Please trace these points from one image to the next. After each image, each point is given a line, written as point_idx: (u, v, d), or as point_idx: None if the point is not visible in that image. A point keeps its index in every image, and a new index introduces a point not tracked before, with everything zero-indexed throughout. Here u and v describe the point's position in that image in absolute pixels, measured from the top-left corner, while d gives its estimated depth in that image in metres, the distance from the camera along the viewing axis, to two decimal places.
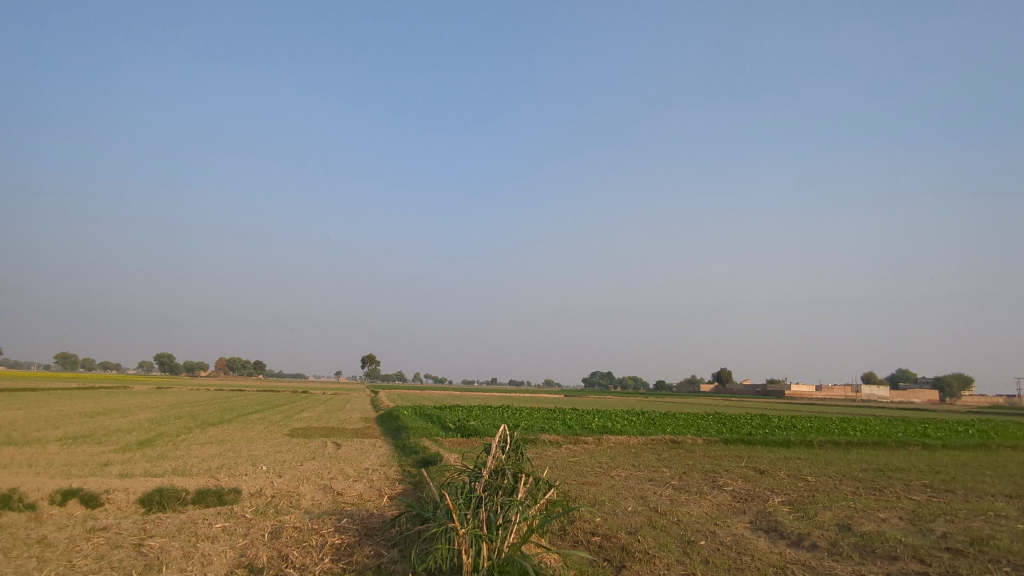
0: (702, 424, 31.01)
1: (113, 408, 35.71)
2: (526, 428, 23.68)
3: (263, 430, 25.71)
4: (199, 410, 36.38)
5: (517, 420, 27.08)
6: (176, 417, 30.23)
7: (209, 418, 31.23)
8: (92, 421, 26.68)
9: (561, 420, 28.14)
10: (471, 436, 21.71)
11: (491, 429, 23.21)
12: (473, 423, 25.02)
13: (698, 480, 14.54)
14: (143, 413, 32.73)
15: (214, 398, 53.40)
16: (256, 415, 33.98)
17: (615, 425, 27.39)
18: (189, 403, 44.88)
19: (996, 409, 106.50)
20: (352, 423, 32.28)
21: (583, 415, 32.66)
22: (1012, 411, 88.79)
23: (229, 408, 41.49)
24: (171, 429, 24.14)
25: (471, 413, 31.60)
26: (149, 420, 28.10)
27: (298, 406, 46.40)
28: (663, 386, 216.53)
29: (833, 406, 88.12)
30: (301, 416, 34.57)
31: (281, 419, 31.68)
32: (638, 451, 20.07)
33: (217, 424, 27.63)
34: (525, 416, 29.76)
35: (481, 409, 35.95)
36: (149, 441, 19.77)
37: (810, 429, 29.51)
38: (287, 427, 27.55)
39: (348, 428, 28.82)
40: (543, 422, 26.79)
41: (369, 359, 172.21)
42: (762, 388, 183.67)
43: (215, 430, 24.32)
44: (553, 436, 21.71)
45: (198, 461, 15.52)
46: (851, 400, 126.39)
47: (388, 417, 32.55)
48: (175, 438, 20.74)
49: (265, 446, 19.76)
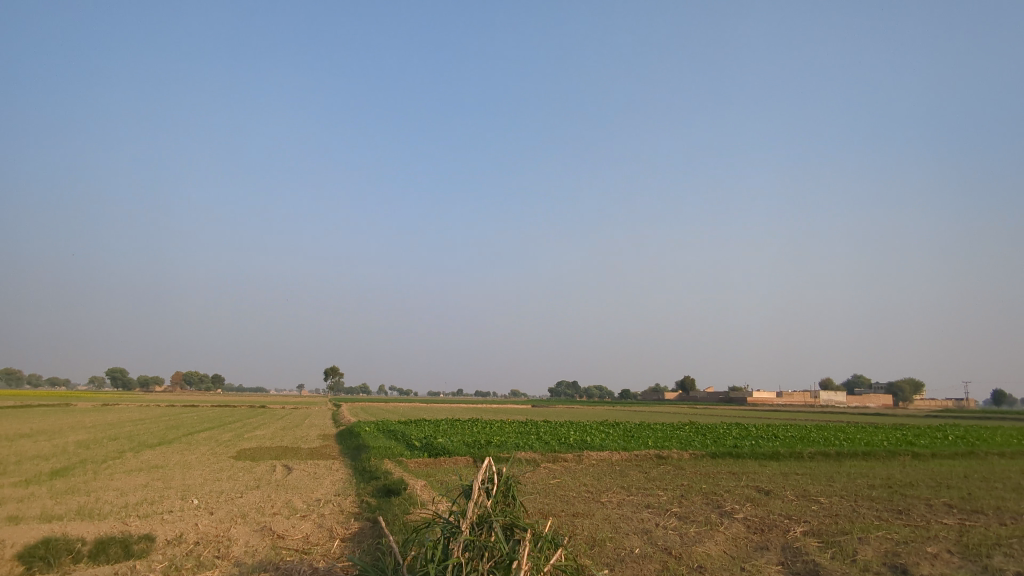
0: (684, 436, 29.46)
1: (42, 429, 32.42)
2: (500, 445, 21.71)
3: (206, 452, 23.12)
4: (139, 430, 33.33)
5: (488, 435, 25.13)
6: (110, 439, 27.31)
7: (148, 438, 28.38)
8: (7, 446, 23.63)
9: (535, 434, 26.20)
10: (439, 455, 19.67)
11: (461, 447, 21.19)
12: (442, 440, 22.93)
13: (701, 505, 12.76)
14: (74, 434, 29.63)
15: (160, 415, 49.92)
16: (201, 434, 31.19)
17: (593, 438, 25.64)
18: (130, 421, 41.49)
19: (952, 412, 109.01)
20: (309, 441, 29.77)
21: (558, 428, 30.77)
22: (970, 415, 90.55)
23: (176, 426, 38.40)
24: (98, 454, 21.41)
25: (438, 428, 29.49)
26: (76, 443, 25.14)
27: (252, 422, 43.41)
28: (629, 394, 216.55)
29: (800, 413, 88.23)
30: (253, 434, 31.91)
31: (230, 439, 28.97)
32: (623, 469, 18.29)
33: (155, 446, 24.95)
34: (498, 430, 27.80)
35: (448, 422, 33.81)
36: (65, 469, 17.11)
37: (794, 439, 28.26)
38: (234, 448, 25.01)
39: (303, 447, 26.38)
40: (517, 436, 24.89)
41: (331, 371, 168.33)
42: (725, 395, 185.32)
43: (149, 454, 21.65)
44: (530, 455, 19.79)
45: (114, 495, 13.10)
46: (815, 406, 127.59)
47: (349, 434, 30.21)
48: (98, 465, 18.10)
49: (203, 472, 17.34)
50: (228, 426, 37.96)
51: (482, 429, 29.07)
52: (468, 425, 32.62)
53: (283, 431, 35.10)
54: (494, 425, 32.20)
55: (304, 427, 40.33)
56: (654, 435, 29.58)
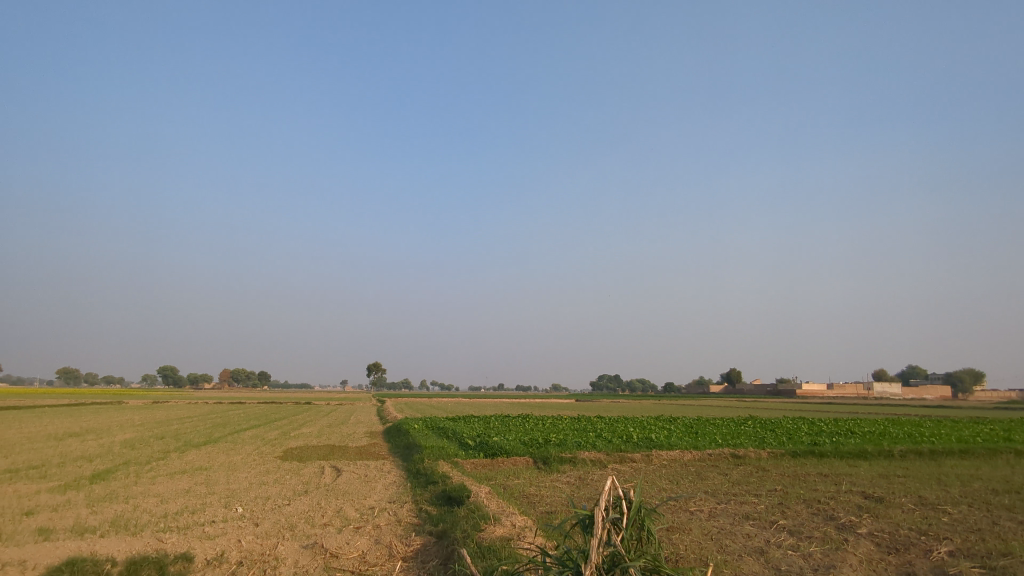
0: (751, 432, 27.43)
1: (91, 428, 32.32)
2: (559, 444, 20.29)
3: (252, 452, 22.25)
4: (185, 428, 32.97)
5: (545, 433, 23.70)
6: (156, 438, 26.86)
7: (195, 437, 27.88)
8: (55, 447, 23.23)
9: (593, 432, 24.59)
10: (496, 456, 18.28)
11: (518, 446, 19.85)
12: (496, 439, 21.62)
13: (810, 516, 11.00)
14: (121, 433, 29.28)
15: (208, 413, 50.15)
16: (246, 433, 30.56)
17: (657, 436, 23.94)
18: (178, 419, 41.43)
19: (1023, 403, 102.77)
20: (356, 439, 28.80)
21: (615, 424, 29.06)
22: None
23: (223, 424, 38.05)
24: (142, 455, 20.74)
25: (489, 425, 28.17)
26: (123, 443, 24.64)
27: (298, 419, 42.85)
28: (672, 386, 212.74)
29: (858, 405, 84.13)
30: (299, 432, 31.19)
31: (276, 437, 28.19)
32: (700, 471, 16.56)
33: (200, 445, 24.29)
34: (553, 428, 26.31)
35: (498, 419, 32.54)
36: (107, 472, 16.28)
37: (876, 436, 25.89)
38: (280, 447, 24.17)
39: (350, 446, 25.40)
40: (575, 434, 23.39)
41: (374, 368, 169.70)
42: (773, 388, 179.75)
43: (194, 454, 20.86)
44: (594, 455, 18.24)
45: (153, 504, 12.06)
46: (870, 398, 122.25)
47: (396, 432, 29.17)
48: (140, 468, 17.26)
49: (248, 474, 16.33)
50: (274, 424, 37.37)
51: (535, 426, 27.59)
52: (518, 421, 31.22)
53: (328, 428, 34.38)
54: (546, 422, 30.72)
55: (348, 423, 39.63)
56: (718, 431, 27.60)
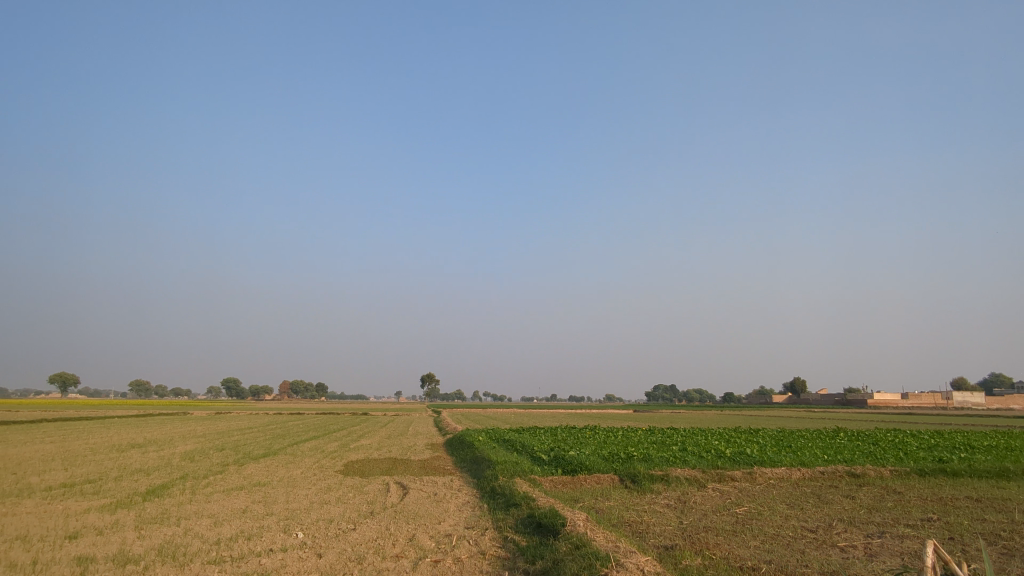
0: (851, 445, 24.59)
1: (154, 439, 32.09)
2: (644, 458, 18.25)
3: (311, 466, 21.00)
4: (245, 439, 32.42)
5: (624, 447, 21.62)
6: (216, 450, 26.13)
7: (255, 449, 27.07)
8: (115, 459, 22.57)
9: (675, 445, 22.37)
10: (577, 472, 16.39)
11: (599, 461, 17.91)
12: (572, 453, 19.74)
13: (1003, 555, 8.63)
14: (182, 445, 28.77)
15: (268, 424, 50.16)
16: (306, 444, 29.64)
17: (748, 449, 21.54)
18: (238, 430, 41.08)
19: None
20: (418, 451, 27.42)
21: (694, 437, 26.70)
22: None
23: (281, 435, 37.40)
24: (201, 468, 19.80)
25: (559, 437, 26.26)
26: (182, 455, 23.87)
27: (357, 430, 41.91)
28: (732, 397, 205.58)
29: (945, 416, 77.85)
30: (358, 443, 30.07)
31: (336, 449, 27.07)
32: (819, 493, 14.19)
33: (259, 458, 23.31)
34: (629, 441, 24.20)
35: (565, 431, 30.58)
36: (161, 488, 15.19)
37: (1004, 450, 22.64)
38: (341, 460, 22.94)
39: (412, 459, 23.99)
40: (657, 448, 21.26)
41: (428, 379, 170.47)
42: (841, 398, 171.17)
43: (252, 468, 19.72)
44: (688, 472, 16.12)
45: (206, 528, 10.70)
46: (954, 410, 113.63)
47: (460, 444, 27.65)
48: (196, 483, 16.13)
49: (309, 492, 14.95)
50: (333, 435, 36.54)
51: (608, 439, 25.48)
52: (587, 433, 29.17)
53: (388, 440, 33.26)
54: (618, 434, 28.57)
55: (407, 434, 38.44)
56: (814, 444, 24.87)
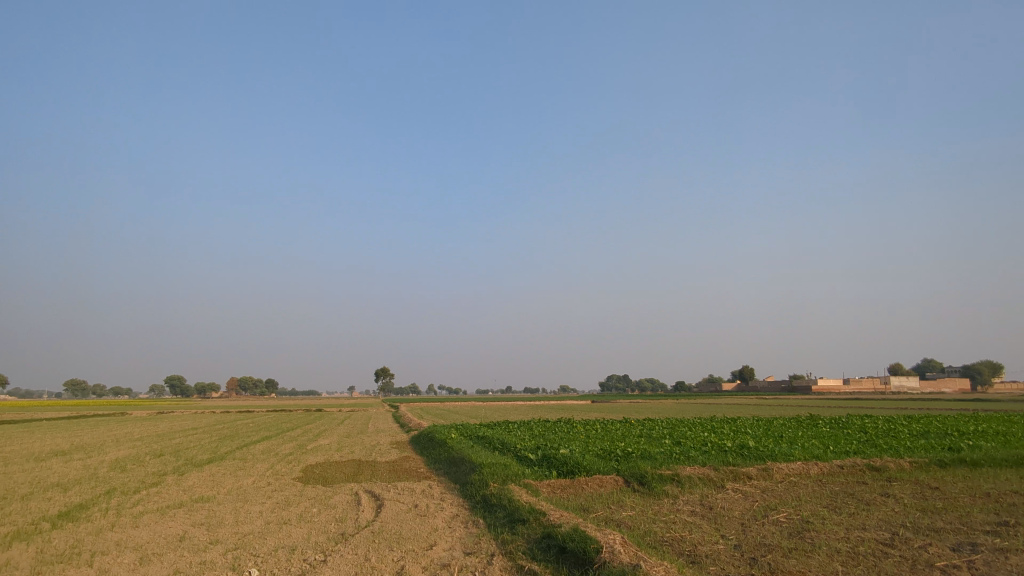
0: (843, 434, 23.49)
1: (81, 445, 28.59)
2: (643, 455, 16.43)
3: (264, 473, 18.40)
4: (188, 443, 29.35)
5: (614, 442, 19.78)
6: (154, 456, 23.17)
7: (199, 454, 24.22)
8: (29, 471, 19.43)
9: (668, 438, 20.66)
10: (574, 474, 14.43)
11: (596, 460, 15.99)
12: (561, 451, 17.76)
13: None
14: (114, 451, 25.57)
15: (215, 424, 46.75)
16: (257, 447, 26.81)
17: (746, 442, 19.94)
18: (181, 432, 37.68)
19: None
20: (384, 452, 25.01)
21: (679, 428, 25.20)
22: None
23: (229, 436, 34.35)
24: (133, 480, 17.02)
25: (537, 433, 24.26)
26: (112, 464, 20.85)
27: (313, 429, 39.01)
28: (685, 385, 209.69)
29: (889, 400, 80.69)
30: (316, 444, 27.47)
31: (291, 452, 24.41)
32: (851, 492, 12.61)
33: (203, 465, 20.50)
34: (615, 436, 22.36)
35: (540, 425, 28.62)
36: (78, 510, 12.50)
37: (999, 437, 21.74)
38: (298, 464, 20.43)
39: (379, 462, 21.65)
40: (650, 443, 19.46)
41: (382, 374, 167.00)
42: (789, 384, 176.08)
43: (193, 479, 17.02)
44: (700, 471, 14.34)
45: (127, 569, 8.24)
46: (897, 395, 117.32)
47: (430, 442, 25.34)
48: (123, 502, 13.47)
49: (262, 509, 12.48)
50: (286, 435, 33.73)
51: (590, 433, 23.64)
52: (564, 427, 27.26)
53: (348, 439, 30.72)
54: (599, 427, 26.77)
55: (367, 432, 35.76)
56: (804, 434, 23.66)
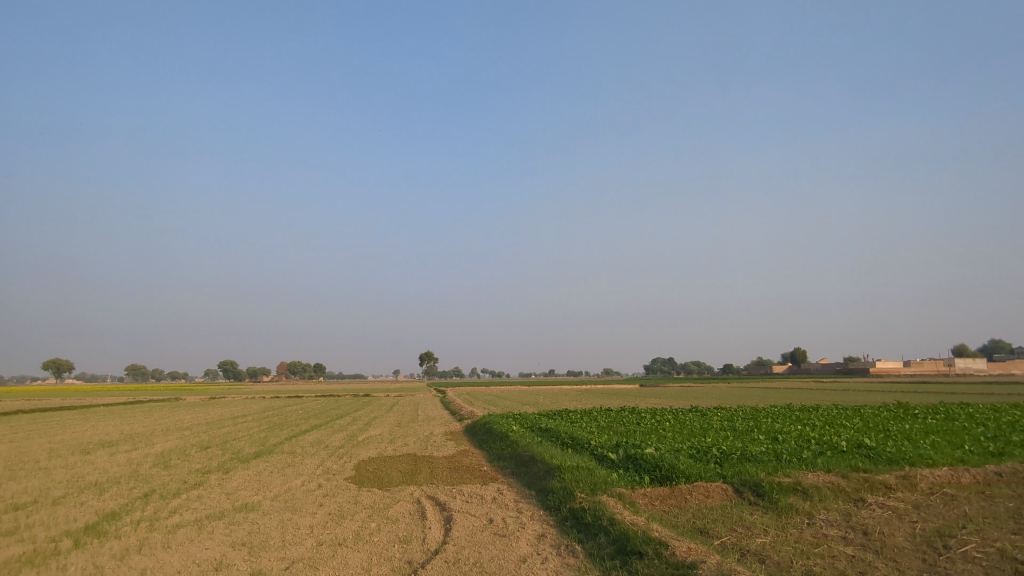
0: (962, 428, 20.35)
1: (130, 435, 27.81)
2: (747, 457, 13.97)
3: (313, 472, 16.79)
4: (236, 433, 28.29)
5: (701, 439, 17.33)
6: (200, 449, 21.96)
7: (246, 446, 22.94)
8: (73, 467, 18.35)
9: (761, 434, 18.05)
10: (671, 482, 12.16)
11: (692, 463, 13.65)
12: (644, 449, 15.47)
13: None
14: (162, 442, 24.58)
15: (264, 411, 46.19)
16: (307, 439, 25.44)
17: (857, 437, 17.16)
18: (230, 420, 36.93)
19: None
20: (441, 445, 23.18)
21: (763, 420, 22.53)
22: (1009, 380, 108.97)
23: (278, 425, 33.30)
24: (175, 479, 15.64)
25: (606, 426, 21.96)
26: (157, 459, 19.63)
27: (363, 417, 37.76)
28: (733, 368, 204.27)
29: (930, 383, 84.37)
30: (367, 435, 25.91)
31: (343, 445, 22.83)
32: None
33: (249, 461, 19.05)
34: (696, 430, 19.85)
35: (605, 416, 26.36)
36: (109, 523, 11.01)
37: None
38: (350, 460, 18.78)
39: (436, 457, 19.84)
40: (745, 440, 16.92)
41: (426, 358, 167.24)
42: (844, 366, 169.11)
43: (238, 479, 15.50)
44: (825, 479, 11.84)
45: None
46: (963, 377, 110.77)
47: (489, 435, 23.39)
48: (159, 513, 11.92)
49: (311, 524, 10.69)
50: (336, 425, 32.45)
51: (666, 426, 21.20)
52: (632, 418, 24.94)
53: (400, 429, 29.11)
54: (671, 418, 24.26)
55: (418, 421, 34.19)
56: (914, 427, 20.62)
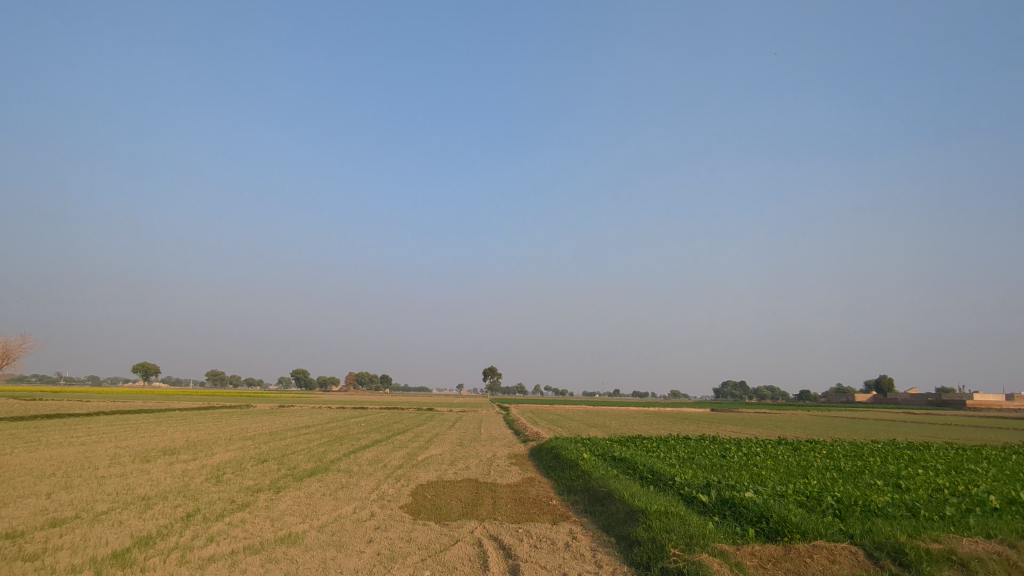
0: None
1: (193, 443, 27.60)
2: (872, 509, 11.54)
3: (366, 496, 15.42)
4: (296, 445, 27.61)
5: (806, 481, 14.87)
6: (256, 463, 21.14)
7: (304, 462, 21.99)
8: (127, 477, 17.74)
9: (878, 479, 15.37)
10: (785, 540, 9.97)
11: (804, 513, 11.36)
12: (740, 492, 13.26)
13: None
14: (221, 452, 23.99)
15: (328, 422, 45.93)
16: (366, 455, 24.31)
17: (1003, 489, 14.22)
18: (293, 431, 36.53)
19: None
20: (504, 470, 21.46)
21: (870, 460, 19.70)
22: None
23: (338, 438, 32.53)
24: (223, 498, 14.62)
25: (687, 458, 19.65)
26: (211, 472, 18.81)
27: (424, 433, 36.57)
28: (810, 395, 193.63)
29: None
30: (427, 455, 24.55)
31: (401, 465, 21.45)
32: None
33: (302, 479, 17.96)
34: (795, 468, 17.29)
35: (683, 445, 23.96)
36: (139, 551, 9.89)
37: None
38: (407, 484, 17.36)
39: (499, 484, 18.19)
40: (861, 485, 14.32)
41: (490, 373, 167.44)
42: (936, 397, 156.72)
43: (287, 502, 14.29)
44: (987, 547, 9.36)
45: None
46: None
47: (556, 461, 21.50)
48: (194, 540, 10.73)
49: (356, 568, 9.20)
50: (396, 441, 31.33)
51: (758, 462, 18.72)
52: (716, 450, 22.47)
53: (461, 449, 27.70)
54: (760, 452, 21.69)
55: (480, 441, 32.72)
56: None
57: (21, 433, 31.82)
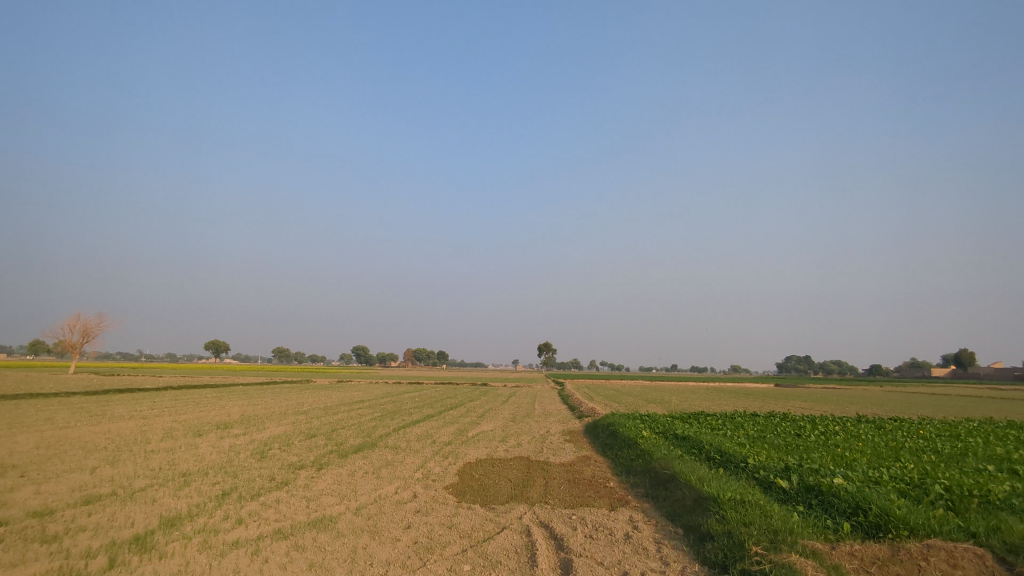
0: None
1: (247, 418, 27.61)
2: (994, 500, 9.70)
3: (410, 475, 14.50)
4: (346, 420, 27.21)
5: (901, 465, 13.02)
6: (304, 438, 20.66)
7: (352, 438, 21.40)
8: (173, 453, 17.45)
9: (988, 463, 13.34)
10: (891, 538, 8.36)
11: (908, 504, 9.66)
12: (825, 477, 11.60)
13: None
14: (271, 427, 23.73)
15: (383, 397, 45.98)
16: (416, 432, 23.58)
17: None
18: (347, 406, 36.45)
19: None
20: (558, 449, 20.26)
21: (970, 441, 17.52)
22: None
23: (391, 413, 32.11)
24: (262, 475, 13.99)
25: (758, 437, 17.94)
26: (256, 448, 18.35)
27: (478, 409, 35.81)
28: (881, 370, 184.71)
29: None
30: (478, 431, 23.61)
31: (449, 442, 20.56)
32: None
33: (347, 456, 17.25)
34: (884, 450, 15.38)
35: (751, 423, 22.17)
36: (160, 534, 9.14)
37: None
38: (455, 462, 16.40)
39: (552, 463, 17.02)
40: (969, 471, 12.38)
41: (545, 348, 166.82)
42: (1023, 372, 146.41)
43: (326, 480, 13.49)
44: None
45: None
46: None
47: (613, 439, 20.15)
48: (221, 523, 9.94)
49: (388, 560, 8.17)
50: (447, 416, 30.66)
51: (840, 442, 16.85)
52: (789, 428, 20.62)
53: (514, 425, 26.69)
54: (840, 431, 19.71)
55: (534, 417, 31.67)
56: None
57: (89, 407, 32.85)
